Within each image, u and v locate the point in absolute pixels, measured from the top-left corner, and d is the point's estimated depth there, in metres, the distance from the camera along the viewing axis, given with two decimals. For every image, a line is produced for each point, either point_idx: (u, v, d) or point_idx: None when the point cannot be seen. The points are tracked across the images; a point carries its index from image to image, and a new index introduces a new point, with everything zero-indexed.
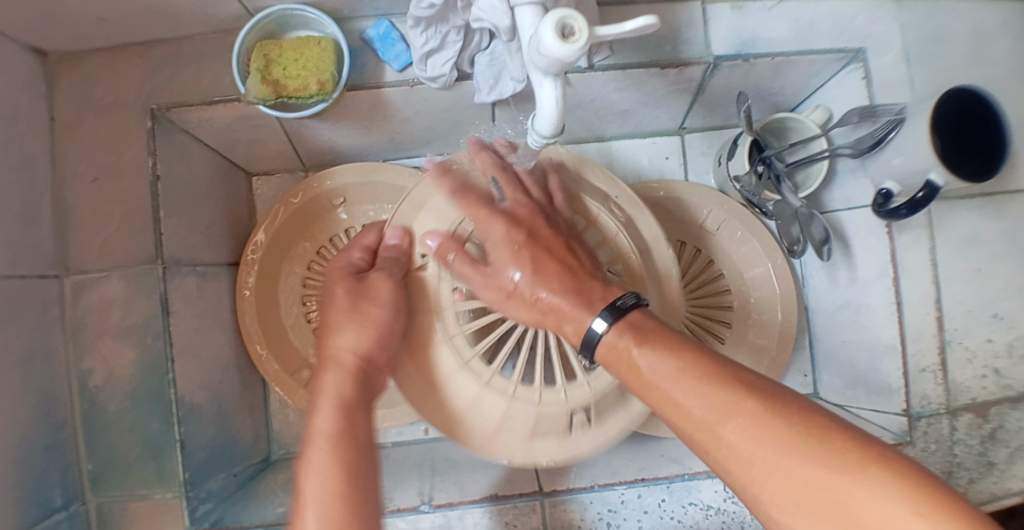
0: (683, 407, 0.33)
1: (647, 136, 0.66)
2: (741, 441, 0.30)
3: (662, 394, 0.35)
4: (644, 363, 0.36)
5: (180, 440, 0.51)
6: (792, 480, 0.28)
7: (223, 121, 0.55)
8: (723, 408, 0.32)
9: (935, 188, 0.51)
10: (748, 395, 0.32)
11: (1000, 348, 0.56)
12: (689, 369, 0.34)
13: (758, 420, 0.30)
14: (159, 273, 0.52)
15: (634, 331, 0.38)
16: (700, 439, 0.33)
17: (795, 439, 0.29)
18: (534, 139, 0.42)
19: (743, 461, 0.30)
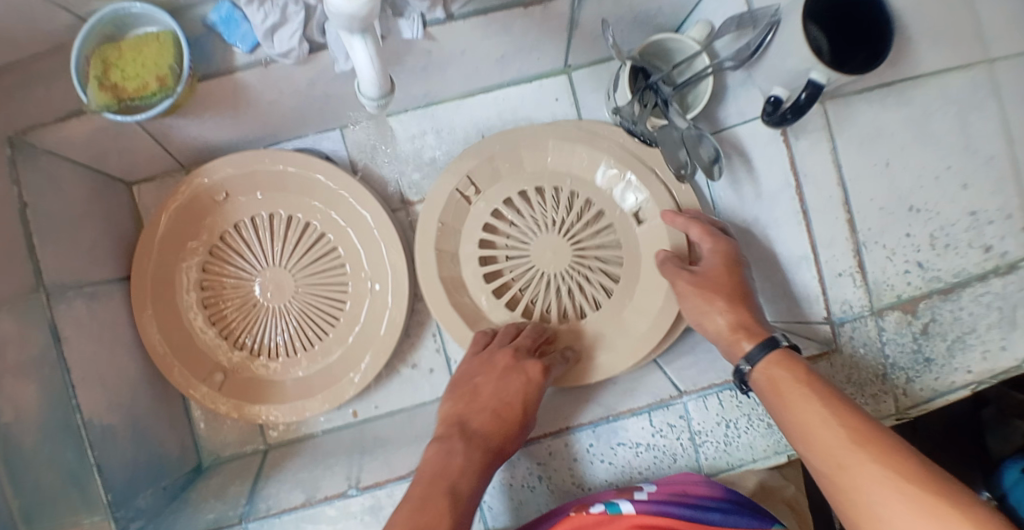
0: (824, 433, 0.38)
1: (530, 79, 0.63)
2: (861, 488, 0.35)
3: (796, 416, 0.41)
4: (792, 394, 0.42)
5: (97, 464, 0.51)
6: (895, 510, 0.32)
7: (82, 135, 0.53)
8: (848, 446, 0.37)
9: (818, 87, 0.49)
10: (893, 452, 0.35)
11: (922, 241, 0.57)
12: (842, 414, 0.39)
13: (884, 465, 0.34)
14: (44, 302, 0.51)
15: (787, 364, 0.44)
16: (828, 478, 0.37)
17: (912, 486, 0.33)
18: (368, 104, 0.41)
19: (850, 489, 0.35)
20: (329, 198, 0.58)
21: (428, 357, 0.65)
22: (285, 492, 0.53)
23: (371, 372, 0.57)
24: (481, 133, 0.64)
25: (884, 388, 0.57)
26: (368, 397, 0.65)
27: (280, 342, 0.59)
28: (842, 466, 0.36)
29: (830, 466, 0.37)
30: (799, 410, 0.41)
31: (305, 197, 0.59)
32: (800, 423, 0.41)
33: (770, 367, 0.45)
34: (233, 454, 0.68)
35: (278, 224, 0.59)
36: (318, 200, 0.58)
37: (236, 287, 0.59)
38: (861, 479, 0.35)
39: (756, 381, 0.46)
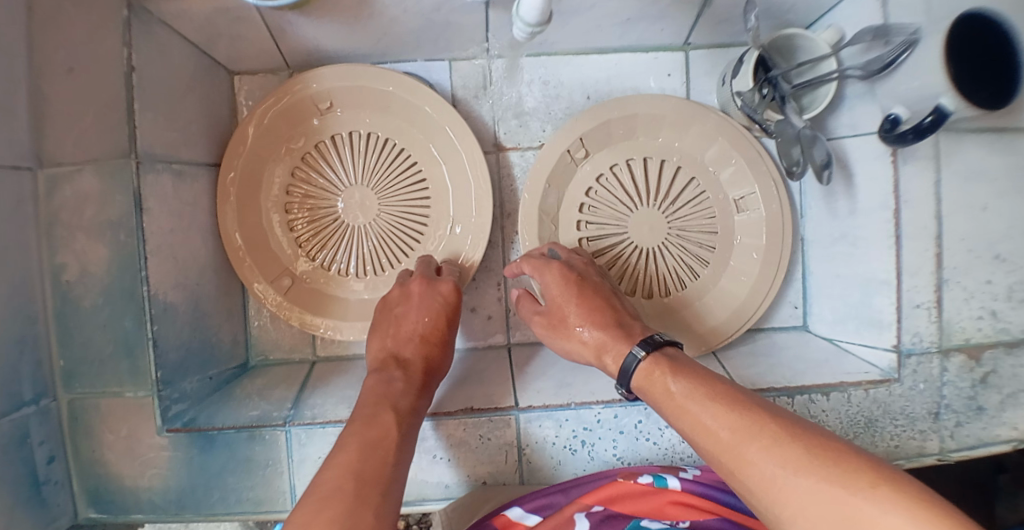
0: (712, 431, 0.38)
1: (648, 50, 0.62)
2: (768, 482, 0.33)
3: (688, 415, 0.40)
4: (675, 391, 0.41)
5: (153, 338, 0.50)
6: (802, 492, 0.32)
7: (201, 13, 0.53)
8: (740, 438, 0.36)
9: (944, 114, 0.50)
10: (783, 429, 0.36)
11: (1000, 290, 0.56)
12: (723, 401, 0.39)
13: (778, 441, 0.35)
14: (133, 168, 0.50)
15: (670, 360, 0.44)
16: (727, 466, 0.36)
17: (805, 458, 0.33)
18: (521, 28, 0.44)
19: (760, 485, 0.34)
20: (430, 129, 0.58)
21: (490, 302, 0.64)
22: (330, 404, 0.54)
23: None
24: (586, 93, 0.63)
25: (934, 427, 0.58)
26: None
27: (349, 261, 0.59)
28: (744, 460, 0.35)
29: (731, 466, 0.36)
30: (687, 406, 0.40)
31: (404, 124, 0.58)
32: (688, 424, 0.40)
33: (647, 370, 0.44)
34: (280, 358, 0.67)
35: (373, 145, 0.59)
36: (416, 129, 0.58)
37: (318, 198, 0.59)
38: (763, 475, 0.34)
39: (639, 386, 0.45)
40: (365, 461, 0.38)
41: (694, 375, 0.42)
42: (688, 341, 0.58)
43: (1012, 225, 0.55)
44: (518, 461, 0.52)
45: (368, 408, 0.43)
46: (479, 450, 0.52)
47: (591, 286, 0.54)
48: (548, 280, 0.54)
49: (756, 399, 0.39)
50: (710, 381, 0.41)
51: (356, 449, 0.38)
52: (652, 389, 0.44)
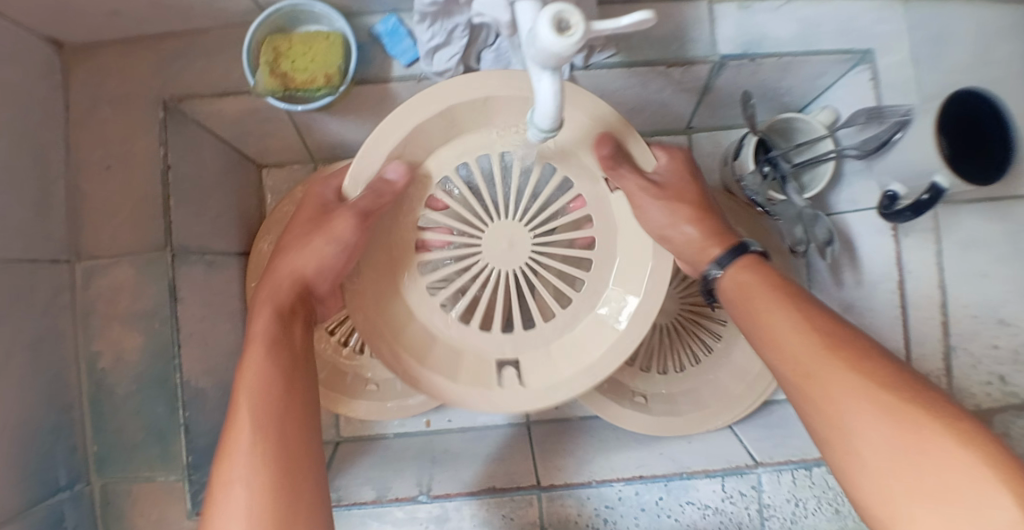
0: (790, 339, 0.39)
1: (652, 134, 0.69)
2: (834, 395, 0.35)
3: (768, 324, 0.41)
4: (763, 307, 0.41)
5: (185, 425, 0.52)
6: (869, 427, 0.33)
7: (233, 112, 0.57)
8: (821, 365, 0.36)
9: (940, 191, 0.50)
10: (866, 352, 0.36)
11: (1007, 354, 0.54)
12: (818, 323, 0.39)
13: (862, 369, 0.35)
14: (168, 261, 0.52)
15: (758, 267, 0.44)
16: (792, 379, 0.38)
17: (886, 395, 0.33)
18: (534, 133, 0.42)
19: (828, 394, 0.35)
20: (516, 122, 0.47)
21: None
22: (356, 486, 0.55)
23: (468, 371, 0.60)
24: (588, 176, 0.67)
25: None
26: (442, 410, 0.67)
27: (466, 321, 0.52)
28: (814, 385, 0.36)
29: (799, 377, 0.37)
30: (767, 321, 0.41)
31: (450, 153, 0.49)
32: (761, 329, 0.41)
33: (728, 281, 0.45)
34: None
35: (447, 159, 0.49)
36: None
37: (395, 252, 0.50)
38: (832, 386, 0.35)
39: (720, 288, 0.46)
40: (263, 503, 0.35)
41: (778, 295, 0.42)
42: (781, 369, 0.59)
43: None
44: None
45: (254, 353, 0.41)
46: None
47: (676, 193, 0.50)
48: (649, 195, 0.48)
49: (848, 328, 0.38)
50: (796, 296, 0.41)
51: (275, 457, 0.37)
52: (735, 291, 0.44)
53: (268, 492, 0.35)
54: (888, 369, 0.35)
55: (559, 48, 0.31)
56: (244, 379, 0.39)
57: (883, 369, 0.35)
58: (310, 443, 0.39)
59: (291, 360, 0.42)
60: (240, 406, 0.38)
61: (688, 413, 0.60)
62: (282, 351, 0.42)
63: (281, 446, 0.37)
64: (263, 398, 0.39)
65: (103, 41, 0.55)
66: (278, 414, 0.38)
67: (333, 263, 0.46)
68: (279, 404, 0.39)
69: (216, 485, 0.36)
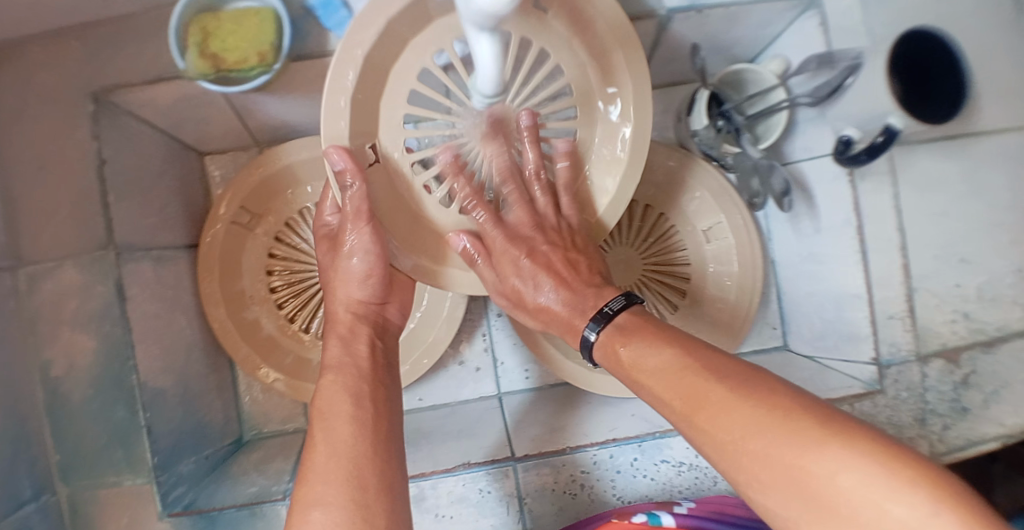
0: (667, 400, 0.34)
1: None
2: (712, 427, 0.30)
3: (645, 384, 0.36)
4: (643, 351, 0.37)
5: (146, 426, 0.51)
6: (759, 458, 0.27)
7: (167, 101, 0.55)
8: (697, 395, 0.32)
9: (893, 133, 0.50)
10: (714, 376, 0.32)
11: (968, 292, 0.56)
12: (673, 362, 0.34)
13: (732, 401, 0.30)
14: (113, 259, 0.51)
15: (621, 331, 0.40)
16: (681, 423, 0.33)
17: (761, 411, 0.28)
18: (478, 98, 0.44)
19: (708, 426, 0.30)
20: (444, 38, 0.45)
21: (477, 355, 0.67)
22: None
23: (440, 344, 0.60)
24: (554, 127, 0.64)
25: (921, 432, 0.56)
26: (412, 388, 0.66)
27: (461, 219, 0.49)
28: (700, 411, 0.31)
29: (691, 416, 0.32)
30: (653, 360, 0.36)
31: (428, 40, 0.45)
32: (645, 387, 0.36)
33: (607, 340, 0.41)
34: (276, 431, 0.69)
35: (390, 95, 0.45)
36: None
37: (382, 173, 0.46)
38: (711, 413, 0.30)
39: (603, 351, 0.41)
40: (359, 438, 0.39)
41: (655, 332, 0.38)
42: (722, 325, 0.60)
43: (968, 228, 0.56)
44: (519, 514, 0.52)
45: (340, 354, 0.46)
46: (479, 503, 0.51)
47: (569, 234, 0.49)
48: (550, 288, 0.46)
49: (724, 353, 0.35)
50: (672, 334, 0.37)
51: (325, 417, 0.41)
52: (611, 354, 0.40)
53: (366, 456, 0.38)
54: (760, 382, 0.30)
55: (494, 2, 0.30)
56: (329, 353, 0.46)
57: (754, 377, 0.31)
58: (371, 359, 0.47)
59: (370, 334, 0.50)
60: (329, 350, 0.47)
61: None
62: (353, 331, 0.48)
63: (346, 372, 0.45)
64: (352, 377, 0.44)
65: None
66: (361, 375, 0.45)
67: (368, 273, 0.48)
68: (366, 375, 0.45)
69: (320, 388, 0.44)
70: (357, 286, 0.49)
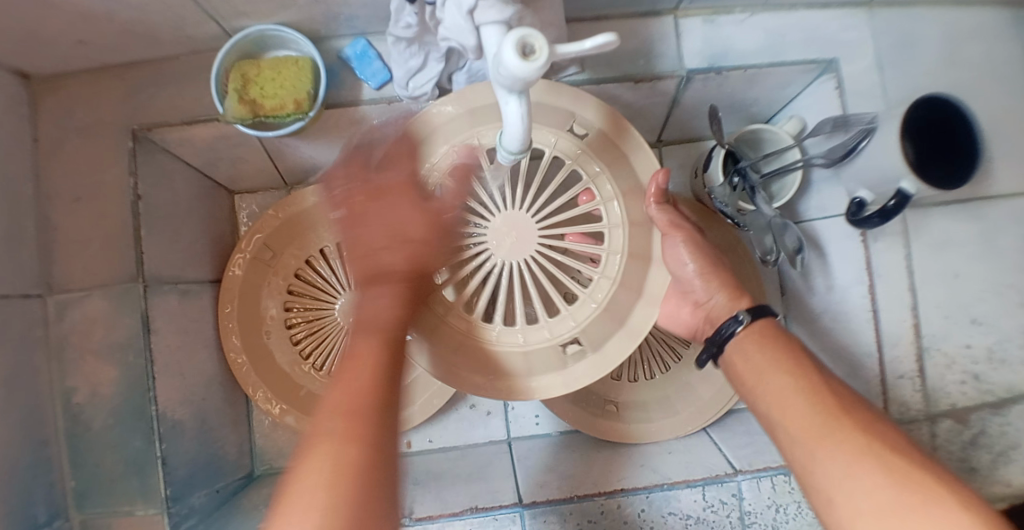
0: (788, 415, 0.38)
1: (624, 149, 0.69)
2: (820, 464, 0.34)
3: (763, 397, 0.41)
4: (768, 377, 0.41)
5: (162, 456, 0.52)
6: (862, 494, 0.31)
7: (203, 140, 0.57)
8: (825, 428, 0.35)
9: (907, 196, 0.53)
10: (850, 418, 0.35)
11: (979, 353, 0.57)
12: (792, 382, 0.40)
13: (852, 440, 0.34)
14: (141, 290, 0.52)
15: (758, 334, 0.44)
16: (792, 448, 0.37)
17: (877, 458, 0.32)
18: (504, 155, 0.43)
19: (820, 460, 0.34)
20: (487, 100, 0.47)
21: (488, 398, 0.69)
22: None
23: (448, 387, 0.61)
24: None
25: None
26: (423, 429, 0.68)
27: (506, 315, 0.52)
28: (815, 446, 0.35)
29: (804, 444, 0.36)
30: (766, 383, 0.41)
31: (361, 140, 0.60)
32: (764, 404, 0.40)
33: (742, 344, 0.45)
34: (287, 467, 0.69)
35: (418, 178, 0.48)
36: None
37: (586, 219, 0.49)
38: (822, 453, 0.34)
39: (728, 355, 0.46)
40: (326, 492, 0.26)
41: (782, 349, 0.42)
42: None
43: (986, 289, 0.57)
44: None
45: (355, 362, 0.32)
46: None
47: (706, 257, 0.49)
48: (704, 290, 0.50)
49: (862, 404, 0.38)
50: (806, 364, 0.41)
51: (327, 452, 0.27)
52: (735, 365, 0.45)
53: (343, 448, 0.27)
54: (881, 428, 0.34)
55: (521, 73, 0.30)
56: (372, 306, 0.35)
57: (879, 425, 0.35)
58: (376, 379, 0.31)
59: (396, 366, 0.33)
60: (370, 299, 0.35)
61: (664, 420, 0.62)
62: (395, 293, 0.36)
63: (378, 335, 0.34)
64: (349, 444, 0.28)
65: (72, 73, 0.55)
66: (360, 403, 0.30)
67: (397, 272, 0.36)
68: (379, 391, 0.31)
69: (334, 369, 0.32)
70: (372, 302, 0.35)
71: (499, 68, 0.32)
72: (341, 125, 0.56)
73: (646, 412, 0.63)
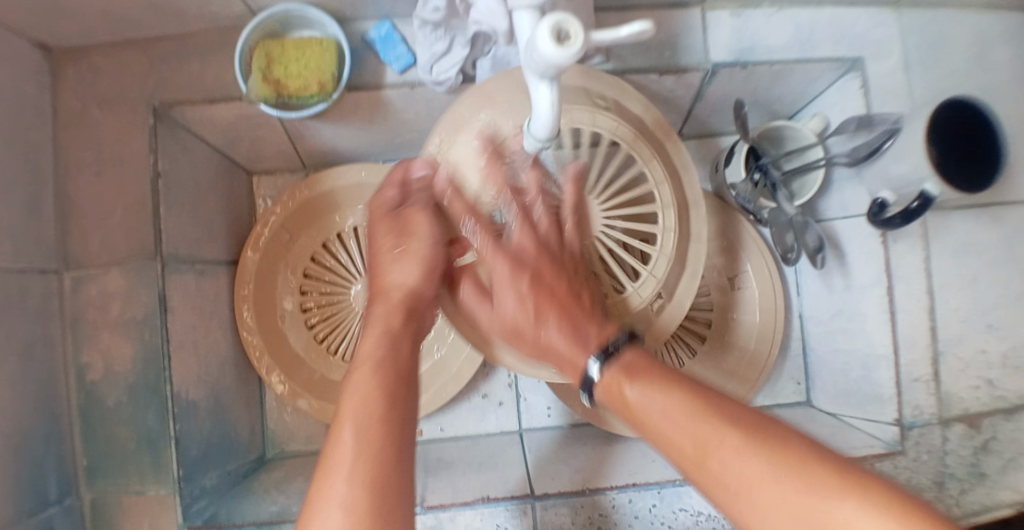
0: (670, 438, 0.34)
1: None
2: (747, 492, 0.29)
3: (650, 429, 0.36)
4: (649, 395, 0.36)
5: (175, 436, 0.51)
6: (770, 509, 0.28)
7: (224, 119, 0.56)
8: (705, 436, 0.32)
9: (929, 199, 0.52)
10: (725, 417, 0.32)
11: (995, 359, 0.56)
12: (685, 403, 0.34)
13: (744, 446, 0.30)
14: (158, 269, 0.51)
15: (625, 368, 0.38)
16: (692, 470, 0.33)
17: (770, 467, 0.29)
18: (531, 142, 0.43)
19: (725, 473, 0.31)
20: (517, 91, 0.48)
21: (501, 388, 0.69)
22: None
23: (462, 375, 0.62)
24: None
25: (939, 495, 0.56)
26: (434, 417, 0.68)
27: None
28: (709, 458, 0.32)
29: (698, 462, 0.32)
30: (650, 419, 0.36)
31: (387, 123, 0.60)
32: (645, 428, 0.36)
33: (614, 377, 0.39)
34: (297, 450, 0.69)
35: (468, 155, 0.46)
36: None
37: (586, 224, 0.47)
38: (743, 479, 0.30)
39: (603, 390, 0.40)
40: (371, 480, 0.32)
41: (664, 375, 0.37)
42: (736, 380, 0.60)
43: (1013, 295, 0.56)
44: None
45: (362, 370, 0.39)
46: None
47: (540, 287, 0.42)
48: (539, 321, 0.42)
49: (716, 394, 0.35)
50: (688, 380, 0.36)
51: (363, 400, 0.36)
52: (608, 393, 0.39)
53: (377, 455, 0.34)
54: (766, 427, 0.31)
55: (554, 59, 0.30)
56: (365, 345, 0.41)
57: (760, 422, 0.32)
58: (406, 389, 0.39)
59: (404, 381, 0.39)
60: (370, 334, 0.42)
61: None
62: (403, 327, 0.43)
63: (382, 373, 0.39)
64: (373, 424, 0.35)
65: (93, 46, 0.54)
66: (378, 407, 0.36)
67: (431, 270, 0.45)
68: (396, 398, 0.37)
69: (346, 381, 0.38)
70: (378, 348, 0.41)
71: (531, 53, 0.32)
72: (367, 109, 0.56)
73: None
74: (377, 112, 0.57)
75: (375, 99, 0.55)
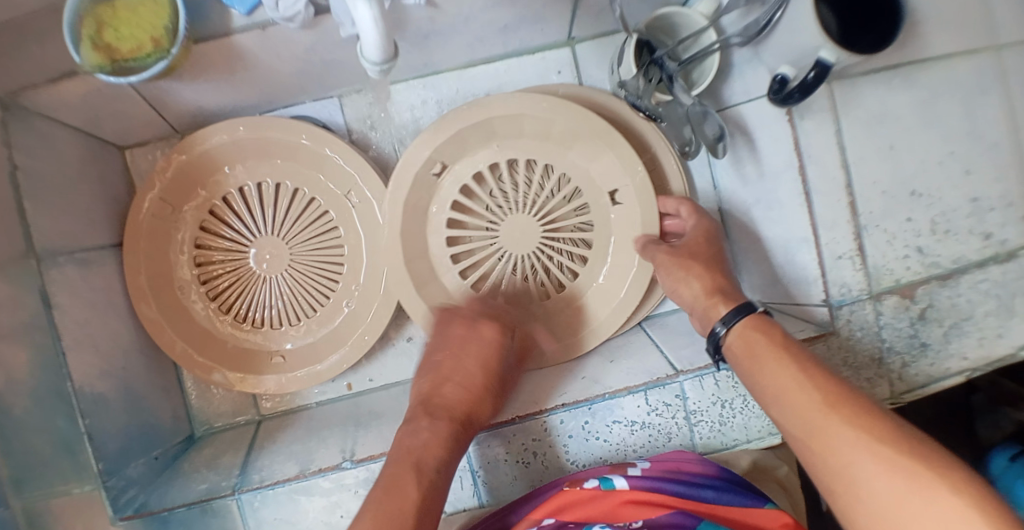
0: (794, 404, 0.38)
1: (534, 50, 0.66)
2: (842, 466, 0.33)
3: (764, 386, 0.40)
4: (766, 363, 0.41)
5: (88, 433, 0.50)
6: (873, 484, 0.31)
7: (76, 98, 0.52)
8: (824, 416, 0.35)
9: (825, 67, 0.49)
10: (865, 408, 0.35)
11: (922, 226, 0.55)
12: (800, 378, 0.39)
13: (862, 432, 0.33)
14: (34, 267, 0.49)
15: (762, 333, 0.44)
16: (800, 441, 0.36)
17: (889, 451, 0.31)
18: (369, 67, 0.39)
19: (835, 451, 0.34)
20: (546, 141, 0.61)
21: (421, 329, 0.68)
22: (278, 464, 0.54)
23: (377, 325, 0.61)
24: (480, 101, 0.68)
25: (880, 372, 0.55)
26: (361, 370, 0.68)
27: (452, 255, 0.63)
28: (821, 435, 0.35)
29: (812, 443, 0.35)
30: (776, 380, 0.40)
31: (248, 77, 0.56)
32: (766, 391, 0.40)
33: (735, 338, 0.45)
34: (225, 425, 0.69)
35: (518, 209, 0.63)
36: (305, 163, 0.61)
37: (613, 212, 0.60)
38: (842, 457, 0.33)
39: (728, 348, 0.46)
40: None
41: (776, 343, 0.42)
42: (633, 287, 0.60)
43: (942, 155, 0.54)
44: (473, 485, 0.53)
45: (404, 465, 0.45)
46: None
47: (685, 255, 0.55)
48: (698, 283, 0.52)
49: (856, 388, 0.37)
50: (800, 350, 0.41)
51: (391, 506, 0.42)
52: (741, 353, 0.44)
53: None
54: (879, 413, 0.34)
55: None
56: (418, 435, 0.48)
57: (872, 408, 0.35)
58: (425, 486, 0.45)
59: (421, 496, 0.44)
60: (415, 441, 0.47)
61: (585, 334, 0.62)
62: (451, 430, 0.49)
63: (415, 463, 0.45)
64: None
65: None
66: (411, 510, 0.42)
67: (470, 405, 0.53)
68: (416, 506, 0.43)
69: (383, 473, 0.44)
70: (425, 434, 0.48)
71: None
72: (219, 60, 0.52)
73: (571, 326, 0.62)
74: (233, 64, 0.53)
75: (227, 52, 0.51)
